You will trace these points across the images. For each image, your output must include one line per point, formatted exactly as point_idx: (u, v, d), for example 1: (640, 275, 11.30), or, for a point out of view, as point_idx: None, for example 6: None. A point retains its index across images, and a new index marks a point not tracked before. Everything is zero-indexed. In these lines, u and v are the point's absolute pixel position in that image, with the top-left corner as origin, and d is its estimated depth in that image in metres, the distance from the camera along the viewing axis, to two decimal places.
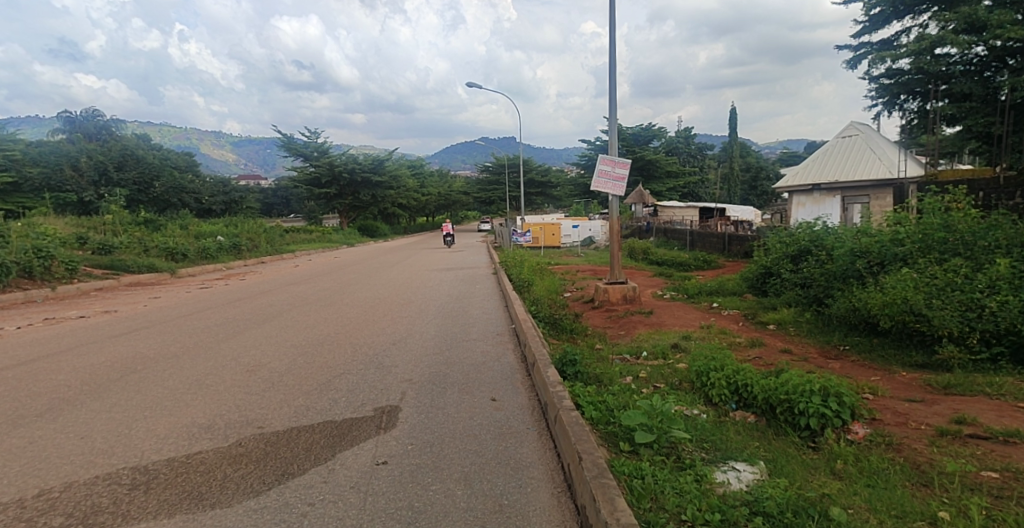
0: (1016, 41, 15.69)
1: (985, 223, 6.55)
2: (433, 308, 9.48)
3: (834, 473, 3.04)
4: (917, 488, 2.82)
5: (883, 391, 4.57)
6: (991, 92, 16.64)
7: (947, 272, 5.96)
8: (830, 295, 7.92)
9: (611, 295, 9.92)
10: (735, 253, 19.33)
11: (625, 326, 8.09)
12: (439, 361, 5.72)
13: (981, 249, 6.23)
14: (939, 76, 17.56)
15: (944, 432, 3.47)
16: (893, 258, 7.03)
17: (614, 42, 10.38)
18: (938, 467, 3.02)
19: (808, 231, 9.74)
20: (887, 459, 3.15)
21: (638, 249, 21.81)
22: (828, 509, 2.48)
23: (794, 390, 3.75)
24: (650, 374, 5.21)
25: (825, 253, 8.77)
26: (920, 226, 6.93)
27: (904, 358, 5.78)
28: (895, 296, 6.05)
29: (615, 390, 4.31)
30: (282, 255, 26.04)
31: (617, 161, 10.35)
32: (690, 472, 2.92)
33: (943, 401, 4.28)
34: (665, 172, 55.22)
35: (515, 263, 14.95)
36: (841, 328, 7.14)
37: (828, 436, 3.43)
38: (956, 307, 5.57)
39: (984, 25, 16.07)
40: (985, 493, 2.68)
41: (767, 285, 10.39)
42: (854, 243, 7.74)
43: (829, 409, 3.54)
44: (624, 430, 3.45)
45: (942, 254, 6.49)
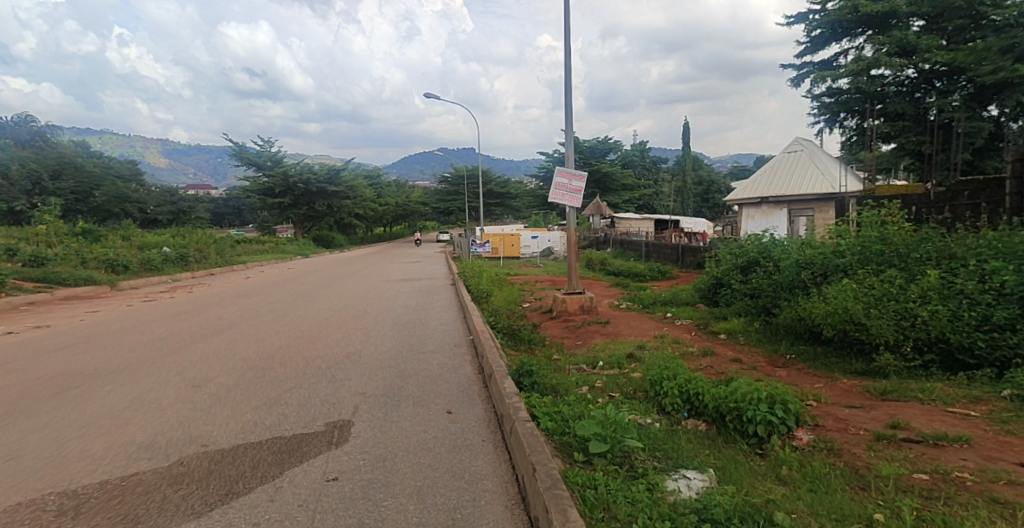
0: (942, 65, 17.05)
1: (918, 236, 6.77)
2: (389, 319, 9.39)
3: (779, 479, 3.17)
4: (856, 492, 2.99)
5: (825, 398, 4.67)
6: (921, 112, 17.80)
7: (885, 283, 6.18)
8: (777, 305, 8.12)
9: (569, 305, 9.97)
10: (688, 264, 19.75)
11: (582, 336, 8.16)
12: (394, 374, 5.66)
13: (915, 261, 6.42)
14: (878, 95, 18.53)
15: (880, 436, 3.51)
16: (835, 269, 7.31)
17: (569, 59, 10.57)
18: (875, 470, 3.16)
19: (757, 242, 9.96)
20: (828, 464, 3.26)
21: (596, 259, 22.10)
22: (772, 515, 2.61)
23: (743, 397, 3.74)
24: (606, 383, 5.19)
25: (773, 264, 9.02)
26: (860, 238, 7.20)
27: (845, 366, 5.97)
28: (837, 306, 6.30)
29: (570, 400, 4.25)
30: (233, 266, 25.37)
31: (575, 174, 10.42)
32: (642, 482, 3.04)
33: (884, 406, 4.39)
34: (621, 184, 56.45)
35: (474, 274, 14.96)
36: (787, 337, 7.35)
37: (774, 443, 3.45)
38: (891, 317, 5.74)
39: (914, 48, 17.33)
40: (915, 495, 2.88)
41: (718, 295, 10.59)
42: (800, 255, 8.02)
43: (775, 416, 3.56)
44: (578, 440, 3.55)
45: (879, 265, 6.73)
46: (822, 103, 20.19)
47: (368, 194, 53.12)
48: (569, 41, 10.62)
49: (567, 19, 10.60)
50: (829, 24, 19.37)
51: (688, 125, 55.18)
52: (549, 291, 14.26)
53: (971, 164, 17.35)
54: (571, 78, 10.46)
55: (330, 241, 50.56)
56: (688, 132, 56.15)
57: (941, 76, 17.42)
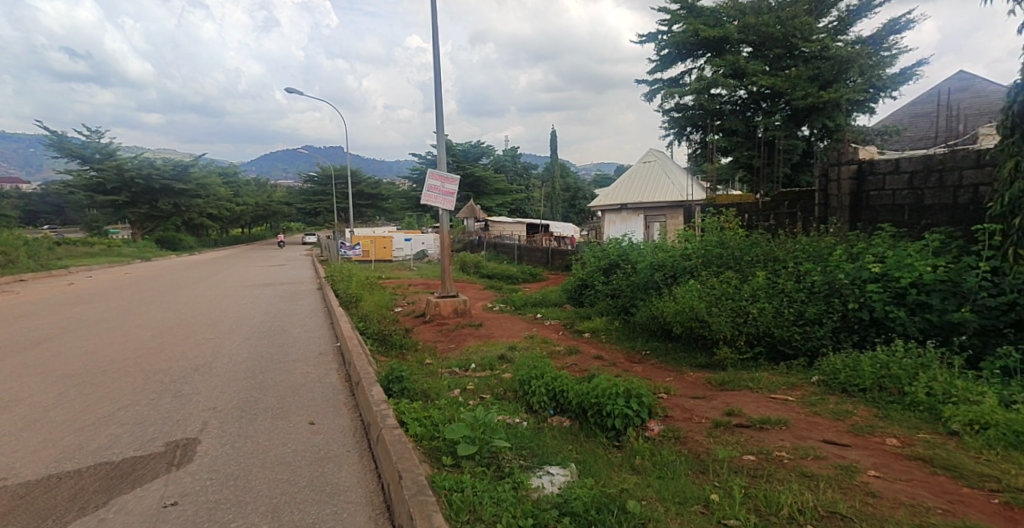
0: (767, 89, 19.29)
1: (749, 240, 7.49)
2: (247, 327, 8.77)
3: (633, 469, 3.37)
4: (697, 475, 3.28)
5: (674, 390, 4.98)
6: (751, 129, 20.08)
7: (724, 283, 6.72)
8: (634, 305, 8.68)
9: (442, 308, 10.03)
10: (556, 267, 20.80)
11: (455, 339, 8.24)
12: (250, 386, 5.29)
13: (747, 263, 7.03)
14: (716, 112, 20.42)
15: (718, 423, 3.86)
16: (682, 271, 7.96)
17: (438, 62, 10.58)
18: (713, 454, 3.48)
19: (616, 246, 10.67)
20: (675, 451, 3.53)
21: (470, 262, 22.33)
22: (626, 503, 2.79)
23: (603, 393, 3.93)
24: (477, 385, 5.22)
25: (630, 266, 9.67)
26: (703, 242, 7.91)
27: (692, 361, 6.39)
28: (685, 305, 6.76)
29: (441, 404, 4.22)
30: (48, 272, 22.03)
31: (447, 177, 10.52)
32: (508, 480, 3.07)
33: (721, 394, 4.81)
34: (495, 189, 57.75)
35: (343, 277, 14.45)
36: (644, 334, 7.82)
37: (630, 434, 3.67)
38: (728, 313, 6.16)
39: (744, 72, 19.53)
40: (744, 474, 3.21)
41: (583, 296, 11.20)
42: (653, 258, 8.67)
43: (630, 409, 3.79)
44: (447, 444, 3.53)
45: (719, 267, 7.38)
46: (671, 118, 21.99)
47: (225, 192, 49.20)
48: (438, 46, 10.75)
49: (435, 23, 10.63)
50: (675, 44, 21.00)
51: (554, 135, 57.52)
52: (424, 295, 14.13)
53: (791, 177, 20.02)
54: (440, 82, 10.48)
55: (177, 241, 45.49)
56: (550, 139, 58.71)
57: (766, 98, 19.62)
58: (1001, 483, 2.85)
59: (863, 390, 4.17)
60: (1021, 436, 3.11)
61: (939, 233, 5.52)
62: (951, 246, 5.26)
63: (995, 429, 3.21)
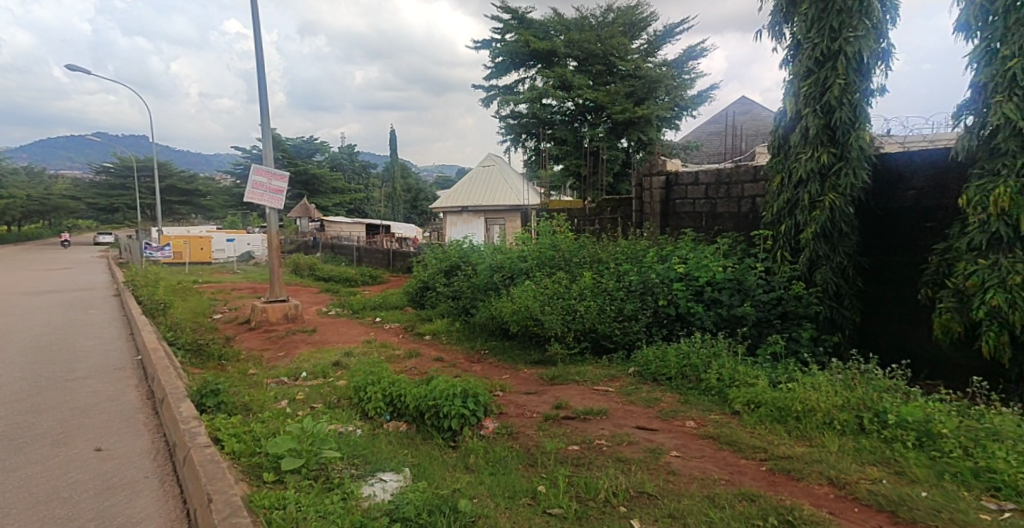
0: (590, 102, 20.81)
1: (577, 242, 7.10)
2: (14, 344, 7.33)
3: (467, 468, 3.40)
4: (526, 468, 3.40)
5: (510, 385, 4.89)
6: (579, 139, 21.39)
7: (555, 282, 6.26)
8: (474, 306, 8.00)
9: (271, 314, 9.35)
10: (398, 268, 20.28)
11: (284, 347, 7.54)
12: (19, 411, 4.50)
13: (575, 263, 6.67)
14: (547, 122, 21.48)
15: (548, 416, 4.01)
16: (518, 272, 7.45)
17: (259, 46, 9.64)
18: (542, 447, 3.64)
19: (458, 247, 9.80)
20: (507, 447, 3.63)
21: (304, 264, 20.41)
22: (457, 502, 2.81)
23: (441, 395, 3.93)
24: (308, 394, 4.87)
25: (471, 268, 8.97)
26: (537, 245, 7.33)
27: (527, 358, 5.88)
28: (520, 304, 6.18)
29: (265, 416, 3.93)
30: None
31: (274, 174, 9.67)
32: (337, 492, 2.91)
33: (553, 388, 4.58)
34: (331, 188, 51.83)
35: (149, 284, 12.54)
36: (483, 334, 7.24)
37: (466, 434, 3.71)
38: (560, 311, 5.69)
39: (570, 86, 20.92)
40: (568, 464, 3.40)
41: (424, 298, 10.32)
42: (491, 259, 8.14)
43: (467, 409, 3.84)
44: (270, 459, 3.26)
45: (551, 267, 6.91)
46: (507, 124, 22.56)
47: None
48: (260, 30, 9.90)
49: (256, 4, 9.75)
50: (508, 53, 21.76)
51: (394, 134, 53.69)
52: (250, 301, 12.63)
53: (614, 186, 21.39)
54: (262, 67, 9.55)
55: None
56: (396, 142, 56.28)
57: (590, 111, 21.21)
58: (768, 453, 3.36)
59: (670, 379, 4.51)
60: (782, 411, 3.68)
61: (726, 238, 5.95)
62: (736, 250, 5.71)
63: (766, 406, 3.76)
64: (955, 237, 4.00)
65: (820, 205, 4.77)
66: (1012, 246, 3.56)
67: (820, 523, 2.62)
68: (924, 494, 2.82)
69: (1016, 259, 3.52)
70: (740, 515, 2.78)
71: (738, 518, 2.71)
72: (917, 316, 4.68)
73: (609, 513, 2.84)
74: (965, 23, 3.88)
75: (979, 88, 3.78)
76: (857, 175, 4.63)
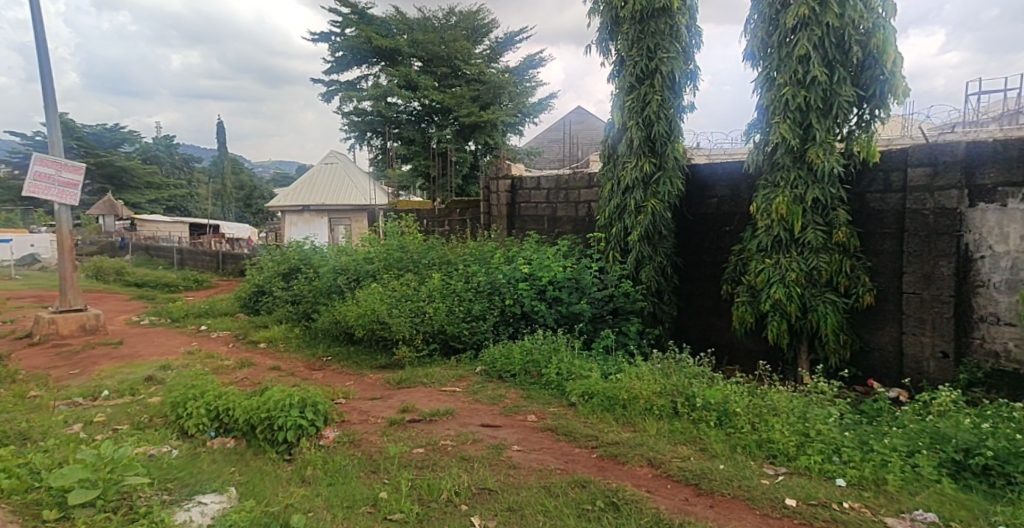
0: (437, 103, 18.96)
1: (427, 244, 6.98)
2: None
3: (302, 481, 3.16)
4: (368, 475, 3.25)
5: (354, 393, 4.50)
6: (427, 141, 19.34)
7: (404, 284, 5.94)
8: (315, 311, 7.00)
9: (61, 326, 7.82)
10: (228, 272, 18.10)
11: (81, 364, 6.31)
12: None
13: (425, 266, 6.47)
14: (392, 121, 19.21)
15: (393, 420, 3.86)
16: (365, 275, 6.81)
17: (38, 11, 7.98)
18: (386, 453, 3.51)
19: (298, 249, 8.34)
20: (349, 456, 3.45)
21: (107, 269, 16.68)
22: (287, 519, 2.66)
23: (274, 406, 3.64)
24: (111, 415, 4.18)
25: (314, 271, 7.68)
26: (384, 245, 7.00)
27: (371, 362, 5.38)
28: (365, 308, 5.61)
29: (49, 445, 3.40)
30: None
31: (67, 165, 8.03)
32: (142, 524, 2.48)
33: (398, 392, 4.48)
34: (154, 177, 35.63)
35: None
36: (325, 340, 6.36)
37: (302, 445, 3.47)
38: (407, 314, 5.37)
39: (417, 85, 19.01)
40: (412, 468, 3.31)
41: (259, 304, 8.87)
42: (336, 261, 7.30)
43: (304, 419, 3.63)
44: (53, 494, 2.72)
45: (400, 270, 6.60)
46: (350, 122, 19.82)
47: None
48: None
49: None
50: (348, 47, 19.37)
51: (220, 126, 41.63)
52: (32, 311, 10.40)
53: (461, 189, 18.86)
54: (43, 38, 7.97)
55: None
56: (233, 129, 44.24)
57: (436, 111, 19.23)
58: (599, 440, 3.58)
59: (513, 376, 4.60)
60: (612, 400, 3.95)
61: (566, 240, 6.19)
62: (575, 251, 5.94)
63: (597, 396, 4.03)
64: (749, 240, 4.50)
65: (644, 209, 5.22)
66: (789, 248, 4.17)
67: (640, 502, 2.86)
68: (721, 466, 3.22)
69: (792, 257, 4.15)
70: (572, 501, 2.95)
71: (572, 505, 2.85)
72: (720, 308, 5.31)
73: (451, 513, 2.81)
74: (751, 53, 4.46)
75: (761, 110, 4.40)
76: (673, 183, 5.21)
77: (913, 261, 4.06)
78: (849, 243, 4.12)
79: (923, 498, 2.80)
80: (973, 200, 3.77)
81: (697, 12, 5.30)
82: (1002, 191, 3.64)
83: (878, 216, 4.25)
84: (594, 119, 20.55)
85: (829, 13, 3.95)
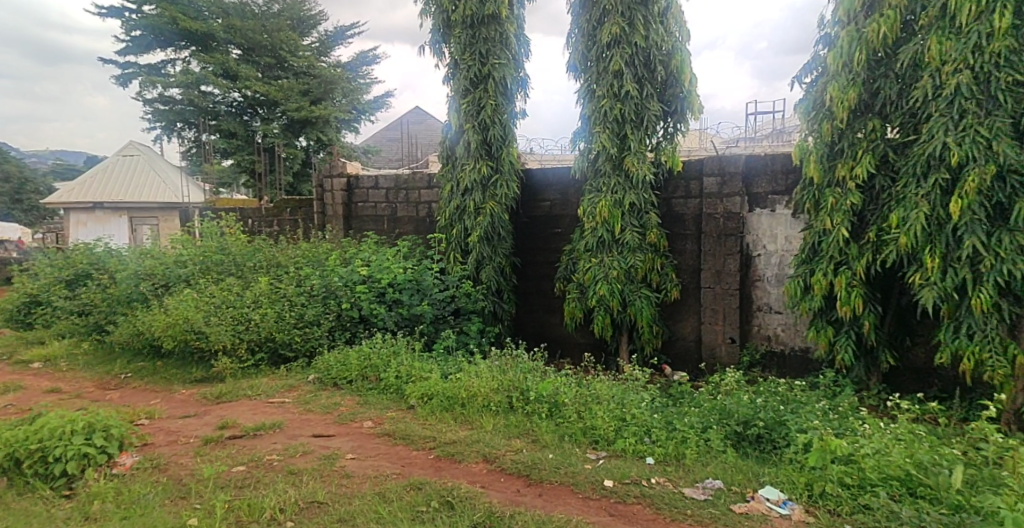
0: (260, 95, 17.27)
1: (251, 246, 6.57)
2: None
3: (87, 518, 2.66)
4: (174, 502, 2.83)
5: (161, 412, 4.05)
6: (251, 134, 17.50)
7: (224, 290, 5.40)
8: (111, 322, 6.15)
9: None
10: None
11: None
12: None
13: (250, 270, 6.06)
14: (207, 112, 17.12)
15: (208, 439, 3.49)
16: (176, 280, 6.10)
17: None
18: (199, 474, 3.12)
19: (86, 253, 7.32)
20: (151, 482, 3.01)
21: None
22: None
23: (50, 435, 3.12)
24: None
25: (107, 275, 6.83)
26: (200, 248, 6.41)
27: (185, 377, 4.90)
28: (177, 317, 5.00)
29: None
30: None
31: None
32: None
33: (217, 407, 4.12)
34: None
35: None
36: (125, 355, 5.67)
37: (88, 476, 2.97)
38: (228, 322, 4.92)
39: (236, 75, 17.16)
40: (230, 487, 2.98)
41: (32, 318, 7.42)
42: (139, 265, 6.41)
43: (91, 447, 3.14)
44: None
45: (219, 273, 6.07)
46: (155, 110, 17.38)
47: None
48: None
49: None
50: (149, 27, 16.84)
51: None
52: None
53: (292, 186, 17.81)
54: None
55: None
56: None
57: (259, 103, 17.49)
58: (436, 441, 3.58)
59: (349, 382, 4.45)
60: (450, 400, 4.00)
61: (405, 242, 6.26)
62: (416, 252, 6.02)
63: (436, 397, 4.04)
64: (577, 241, 4.83)
65: (483, 211, 5.39)
66: (611, 247, 4.55)
67: (473, 498, 2.86)
68: (549, 455, 3.38)
69: (614, 256, 4.53)
70: (406, 504, 2.85)
71: (405, 509, 2.75)
72: (553, 305, 5.70)
73: None
74: (572, 64, 4.74)
75: (583, 119, 4.72)
76: (508, 186, 5.41)
77: (708, 260, 4.61)
78: (659, 243, 4.62)
79: (711, 467, 3.18)
80: (752, 206, 4.44)
81: (524, 21, 5.51)
82: (771, 200, 4.35)
83: (681, 219, 4.76)
84: (430, 123, 21.85)
85: (637, 35, 4.36)
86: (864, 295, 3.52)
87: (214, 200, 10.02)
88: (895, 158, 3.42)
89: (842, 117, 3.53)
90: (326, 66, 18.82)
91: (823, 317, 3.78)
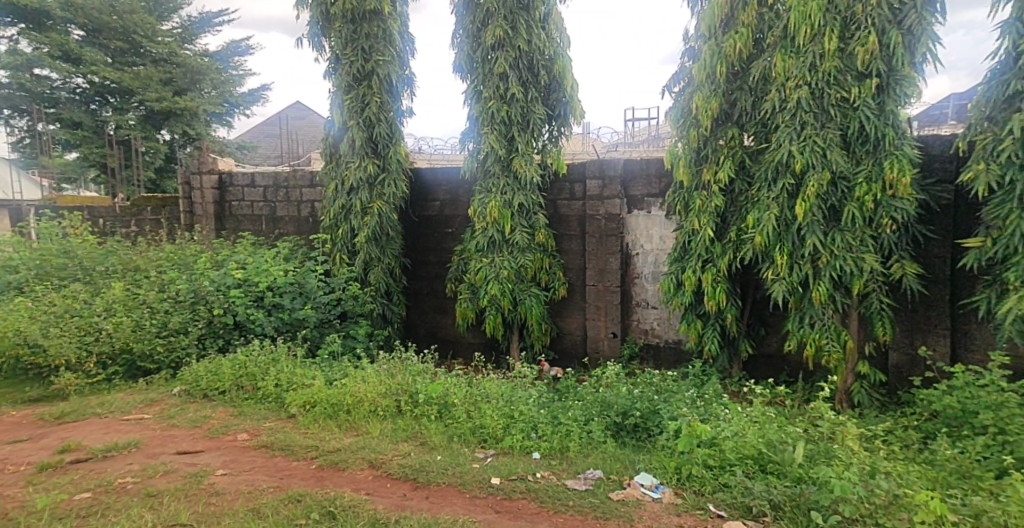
0: (111, 82, 15.68)
1: (103, 249, 6.03)
2: None
3: None
4: None
5: None
6: (101, 125, 15.83)
7: (65, 298, 4.85)
8: None
9: None
10: None
11: None
12: None
13: (102, 275, 5.55)
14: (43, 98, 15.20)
15: (43, 466, 3.08)
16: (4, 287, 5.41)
17: None
18: (31, 507, 2.71)
19: None
20: None
21: None
22: None
23: None
24: None
25: None
26: (36, 250, 5.76)
27: (16, 396, 4.32)
28: (5, 328, 4.46)
29: None
30: None
31: None
32: None
33: (58, 428, 3.69)
34: None
35: None
36: None
37: None
38: (72, 333, 4.39)
39: (79, 58, 15.40)
40: (71, 517, 2.61)
41: None
42: None
43: None
44: None
45: (60, 280, 5.47)
46: None
47: None
48: None
49: None
50: None
51: None
52: None
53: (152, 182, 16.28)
54: None
55: None
56: None
57: (111, 91, 15.91)
58: (318, 450, 3.42)
59: (222, 393, 4.17)
60: (335, 407, 3.86)
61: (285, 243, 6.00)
62: (297, 252, 5.86)
63: (320, 405, 3.88)
64: (468, 241, 4.86)
65: (370, 210, 5.28)
66: (501, 248, 4.63)
67: (357, 506, 2.74)
68: (438, 457, 3.34)
69: (504, 256, 4.62)
70: (284, 518, 2.65)
71: (281, 524, 2.57)
72: (444, 305, 5.71)
73: None
74: (458, 64, 4.74)
75: (472, 120, 4.76)
76: (396, 185, 5.34)
77: (591, 259, 4.81)
78: (547, 243, 4.77)
79: (593, 458, 3.31)
80: (631, 208, 4.69)
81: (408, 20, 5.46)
82: (647, 202, 4.61)
83: (566, 220, 4.93)
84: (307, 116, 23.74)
85: (519, 39, 4.46)
86: (727, 289, 3.85)
87: (52, 198, 9.04)
88: (751, 164, 3.74)
89: (705, 126, 3.81)
90: (190, 54, 17.44)
91: (693, 311, 4.06)
